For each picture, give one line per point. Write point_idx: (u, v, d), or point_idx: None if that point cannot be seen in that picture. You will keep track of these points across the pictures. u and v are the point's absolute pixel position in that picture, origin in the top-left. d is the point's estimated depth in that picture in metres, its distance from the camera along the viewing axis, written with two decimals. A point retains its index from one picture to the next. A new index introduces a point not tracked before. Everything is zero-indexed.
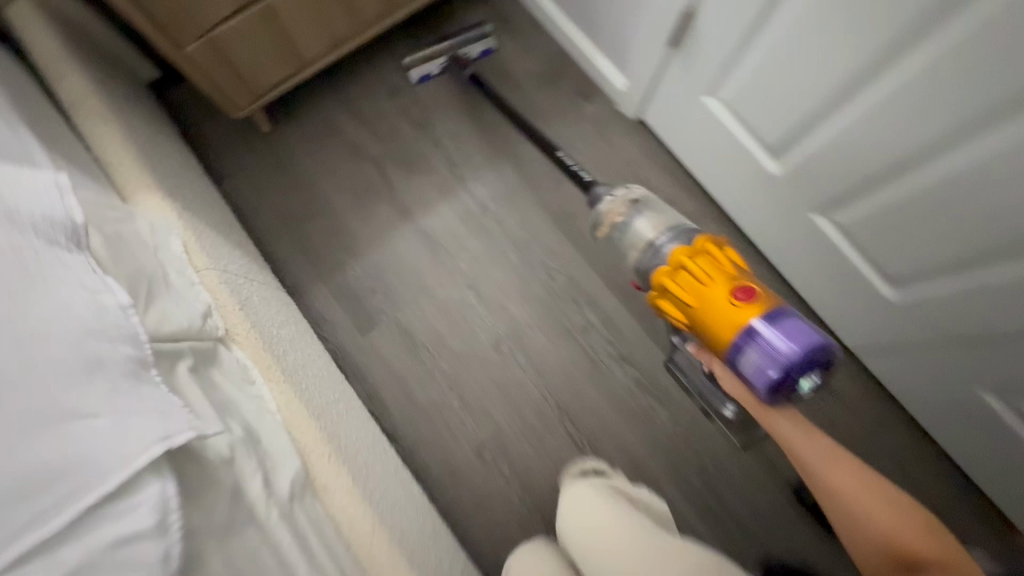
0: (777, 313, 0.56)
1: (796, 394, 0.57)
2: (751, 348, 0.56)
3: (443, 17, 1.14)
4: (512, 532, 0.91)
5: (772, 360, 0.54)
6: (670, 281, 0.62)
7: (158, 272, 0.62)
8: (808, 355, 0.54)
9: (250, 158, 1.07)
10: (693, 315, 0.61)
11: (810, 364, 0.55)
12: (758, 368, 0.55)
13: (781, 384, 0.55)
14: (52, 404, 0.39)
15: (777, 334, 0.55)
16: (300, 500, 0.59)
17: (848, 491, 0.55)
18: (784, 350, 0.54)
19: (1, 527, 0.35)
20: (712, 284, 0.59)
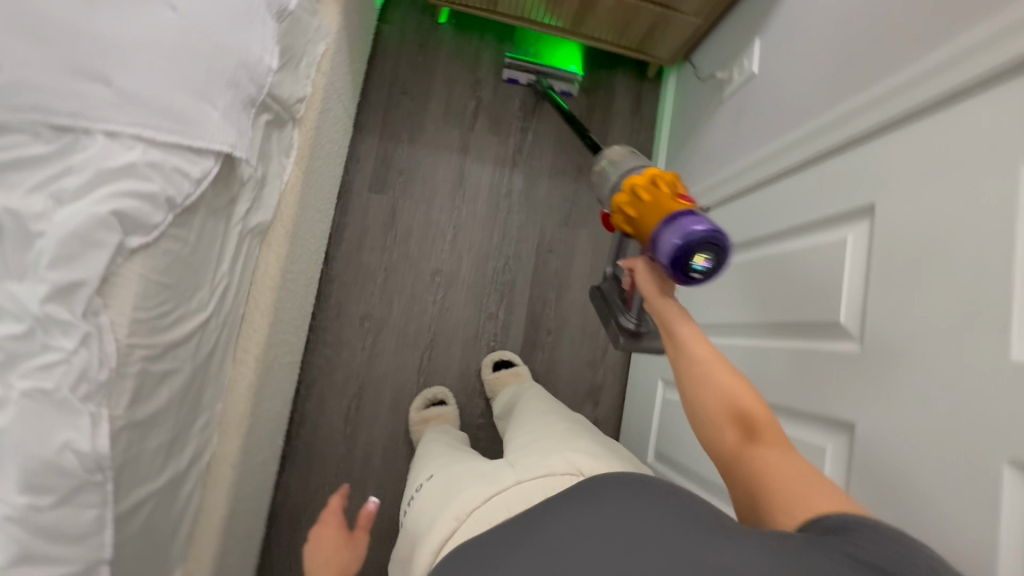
0: (693, 211, 0.60)
1: (690, 273, 0.59)
2: (666, 227, 0.59)
3: (606, 62, 1.39)
4: (338, 374, 1.21)
5: (680, 233, 0.57)
6: (621, 192, 0.67)
7: (301, 54, 0.88)
8: (707, 237, 0.57)
9: (411, 25, 1.33)
10: (634, 222, 0.65)
11: (708, 248, 0.57)
12: (666, 242, 0.58)
13: (683, 256, 0.57)
14: (204, 86, 0.66)
15: (683, 215, 0.58)
16: (254, 235, 0.87)
17: (704, 363, 0.56)
18: (689, 227, 0.57)
19: (144, 119, 0.62)
20: (663, 189, 0.64)
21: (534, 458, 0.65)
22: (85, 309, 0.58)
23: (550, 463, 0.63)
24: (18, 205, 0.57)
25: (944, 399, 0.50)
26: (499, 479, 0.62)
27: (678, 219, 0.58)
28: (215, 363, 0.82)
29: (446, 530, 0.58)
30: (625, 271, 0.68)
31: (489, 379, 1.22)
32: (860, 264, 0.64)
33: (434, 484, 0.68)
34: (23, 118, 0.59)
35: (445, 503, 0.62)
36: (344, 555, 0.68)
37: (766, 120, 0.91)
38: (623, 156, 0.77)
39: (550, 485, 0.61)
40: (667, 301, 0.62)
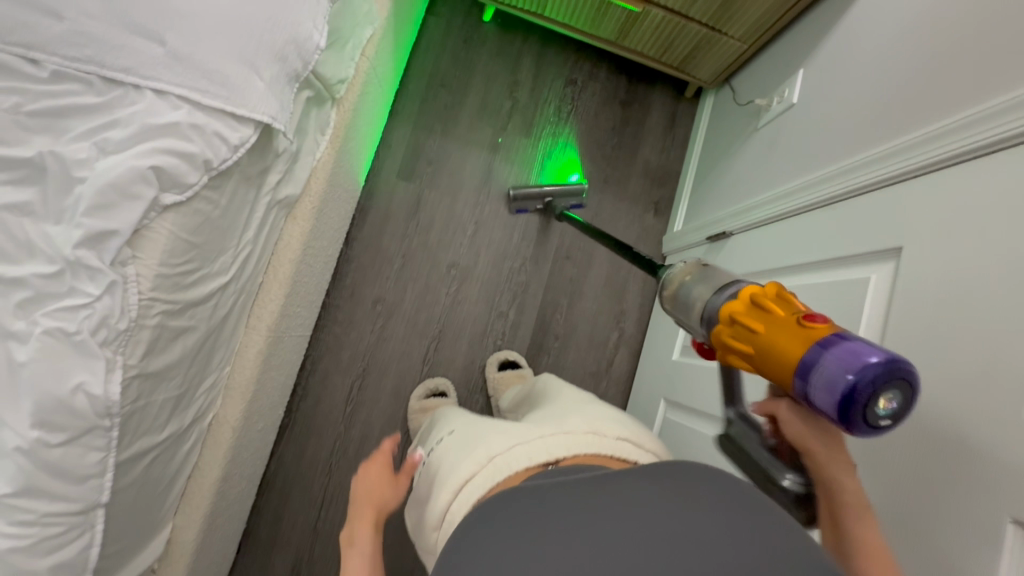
0: (845, 333, 0.44)
1: (872, 419, 0.41)
2: (824, 356, 0.43)
3: (645, 77, 1.39)
4: (344, 354, 1.23)
5: (849, 365, 0.41)
6: (722, 323, 0.52)
7: (348, 36, 0.90)
8: (891, 366, 0.40)
9: (457, 20, 1.34)
10: (756, 353, 0.48)
11: (892, 384, 0.41)
12: (831, 378, 0.42)
13: (864, 397, 0.41)
14: (254, 56, 0.67)
15: (840, 341, 0.43)
16: (281, 207, 0.89)
17: (874, 555, 0.49)
18: (858, 359, 0.41)
19: (193, 81, 0.64)
20: (775, 306, 0.48)
21: (559, 419, 0.64)
22: (114, 259, 0.60)
23: (575, 423, 0.62)
24: (65, 150, 0.60)
25: (955, 451, 0.50)
26: (523, 432, 0.61)
27: (836, 347, 0.43)
28: (229, 327, 0.84)
29: (466, 472, 0.58)
30: (761, 412, 0.55)
31: (493, 378, 1.22)
32: (881, 305, 0.63)
33: (454, 435, 0.68)
34: (78, 68, 0.61)
35: (465, 449, 0.62)
36: (383, 492, 0.65)
37: (802, 151, 0.90)
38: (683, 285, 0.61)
39: (574, 441, 0.60)
40: (847, 474, 0.51)
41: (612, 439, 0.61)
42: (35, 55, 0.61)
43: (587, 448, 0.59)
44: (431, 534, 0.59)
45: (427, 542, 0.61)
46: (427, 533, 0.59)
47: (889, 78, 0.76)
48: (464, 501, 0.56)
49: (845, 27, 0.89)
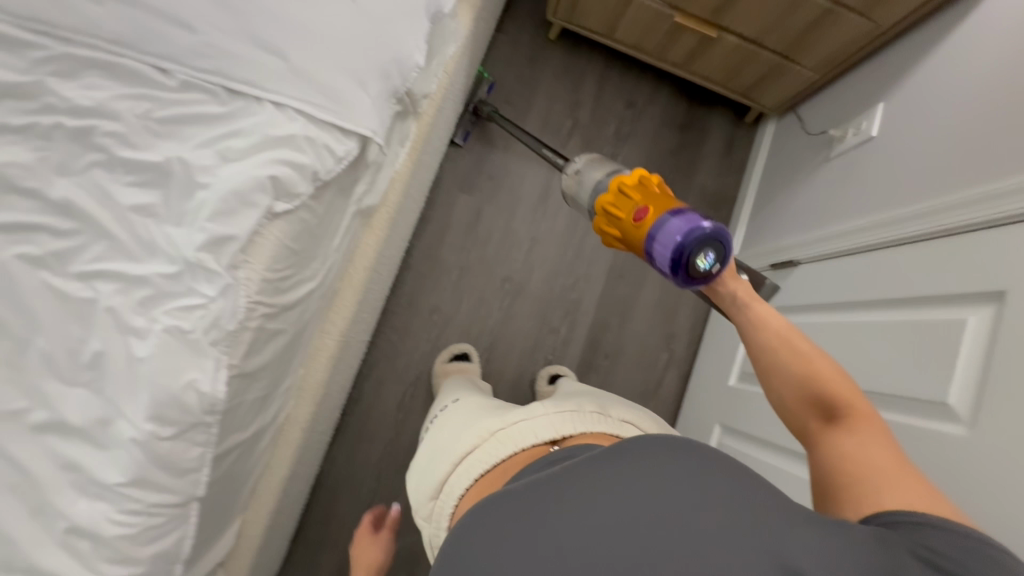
0: (679, 207, 0.60)
1: (696, 273, 0.58)
2: (659, 230, 0.58)
3: (707, 101, 1.40)
4: (398, 360, 1.25)
5: (673, 234, 0.57)
6: (598, 211, 0.67)
7: (437, 55, 0.92)
8: (702, 235, 0.56)
9: (524, 38, 1.37)
10: (619, 230, 0.64)
11: (706, 245, 0.57)
12: (667, 239, 0.57)
13: (688, 250, 0.56)
14: (363, 74, 0.70)
15: (668, 219, 0.58)
16: (362, 216, 0.92)
17: (774, 341, 0.57)
18: (681, 224, 0.57)
19: (308, 96, 0.66)
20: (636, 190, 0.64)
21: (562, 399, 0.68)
22: (229, 262, 0.63)
23: (577, 402, 0.66)
24: (190, 157, 0.63)
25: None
26: (526, 410, 0.65)
27: (664, 224, 0.58)
28: (309, 331, 0.86)
29: (469, 447, 0.64)
30: None
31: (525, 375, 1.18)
32: (980, 348, 0.63)
33: (463, 412, 0.73)
34: (206, 80, 0.64)
35: (471, 425, 0.67)
36: None
37: (883, 186, 0.90)
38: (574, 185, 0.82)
39: (575, 418, 0.64)
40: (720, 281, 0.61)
41: (612, 418, 0.66)
42: (167, 66, 0.64)
43: (588, 426, 0.63)
44: (428, 501, 0.65)
45: (421, 511, 0.68)
46: (423, 503, 0.66)
47: (983, 119, 0.76)
48: (466, 474, 0.62)
49: (933, 64, 0.88)
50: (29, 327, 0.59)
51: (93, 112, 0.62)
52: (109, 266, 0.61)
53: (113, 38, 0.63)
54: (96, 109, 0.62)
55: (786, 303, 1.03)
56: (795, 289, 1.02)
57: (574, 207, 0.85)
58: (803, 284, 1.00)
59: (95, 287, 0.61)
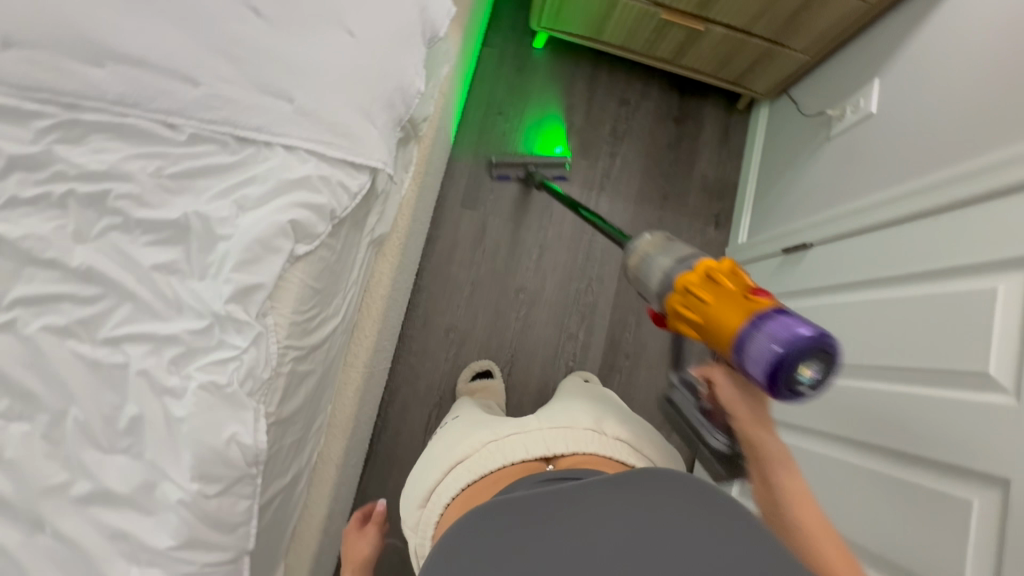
0: (781, 304, 0.46)
1: (795, 389, 0.44)
2: (751, 333, 0.44)
3: (697, 92, 1.40)
4: (420, 384, 1.24)
5: (769, 341, 0.43)
6: (676, 290, 0.53)
7: (433, 77, 0.92)
8: (805, 345, 0.42)
9: (510, 49, 1.37)
10: (696, 326, 0.50)
11: (811, 355, 0.43)
12: (761, 347, 0.44)
13: (790, 364, 0.43)
14: (368, 107, 0.70)
15: (757, 321, 0.45)
16: (375, 245, 0.91)
17: (795, 504, 0.55)
18: (788, 327, 0.43)
19: (317, 134, 0.66)
20: (724, 274, 0.50)
21: (559, 411, 0.66)
22: (258, 310, 0.63)
23: (574, 416, 0.64)
24: (208, 210, 0.62)
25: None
26: (522, 422, 0.63)
27: (753, 328, 0.45)
28: (336, 367, 0.85)
29: (461, 456, 0.61)
30: (698, 377, 0.55)
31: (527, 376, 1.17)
32: (1015, 314, 0.63)
33: (463, 420, 0.71)
34: (214, 130, 0.64)
35: (468, 433, 0.65)
36: (361, 547, 0.77)
37: (889, 161, 0.90)
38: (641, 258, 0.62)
39: (570, 436, 0.61)
40: (759, 436, 0.53)
41: (607, 436, 0.63)
42: (173, 120, 0.64)
43: (583, 446, 0.61)
44: (416, 511, 0.62)
45: (406, 520, 0.65)
46: (410, 512, 0.64)
47: (986, 86, 0.76)
48: (453, 483, 0.60)
49: (926, 36, 0.89)
50: (63, 398, 0.58)
51: (104, 175, 0.62)
52: (137, 328, 0.60)
53: (117, 98, 0.63)
54: (107, 171, 0.62)
55: (804, 286, 1.03)
56: (811, 271, 1.02)
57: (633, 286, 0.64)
58: (819, 265, 1.00)
59: (125, 350, 0.60)
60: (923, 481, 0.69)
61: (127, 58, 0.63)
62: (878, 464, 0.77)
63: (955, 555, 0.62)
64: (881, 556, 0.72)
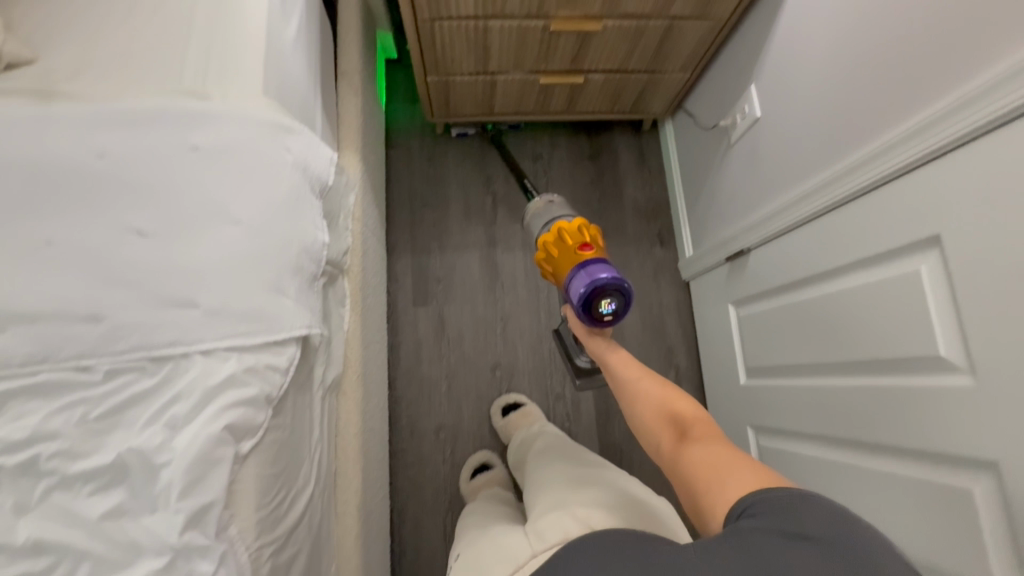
0: (597, 259, 0.76)
1: (598, 313, 0.75)
2: (575, 277, 0.75)
3: (601, 128, 1.45)
4: (426, 493, 1.21)
5: (585, 283, 0.73)
6: (539, 248, 0.85)
7: (340, 214, 0.94)
8: (607, 283, 0.73)
9: (417, 143, 1.41)
10: (549, 266, 0.83)
11: (609, 292, 0.73)
12: (576, 289, 0.74)
13: (594, 298, 0.73)
14: (275, 283, 0.71)
15: (585, 269, 0.74)
16: (332, 391, 0.90)
17: (632, 376, 0.71)
18: (593, 276, 0.73)
19: (232, 330, 0.66)
20: (574, 235, 0.80)
21: (547, 522, 0.67)
22: (217, 527, 0.61)
23: (563, 528, 0.64)
24: (139, 443, 0.61)
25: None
26: (514, 557, 0.64)
27: (582, 272, 0.74)
28: (324, 529, 0.83)
29: None
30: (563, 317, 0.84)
31: (500, 426, 1.21)
32: (944, 293, 0.64)
33: (467, 556, 0.72)
34: (128, 360, 0.64)
35: None
36: None
37: (787, 158, 0.93)
38: (533, 219, 0.94)
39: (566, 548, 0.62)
40: (598, 341, 0.78)
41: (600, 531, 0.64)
42: (86, 362, 0.63)
43: None
44: None
45: None
46: None
47: (845, 77, 0.80)
48: None
49: (777, 40, 0.94)
50: None
51: (29, 441, 0.60)
52: None
53: (27, 359, 0.63)
54: (31, 436, 0.60)
55: (754, 290, 1.04)
56: (756, 275, 1.03)
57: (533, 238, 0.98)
58: (761, 268, 1.01)
59: None
60: (920, 472, 0.68)
61: (29, 317, 0.63)
62: (875, 461, 0.75)
63: (975, 549, 0.60)
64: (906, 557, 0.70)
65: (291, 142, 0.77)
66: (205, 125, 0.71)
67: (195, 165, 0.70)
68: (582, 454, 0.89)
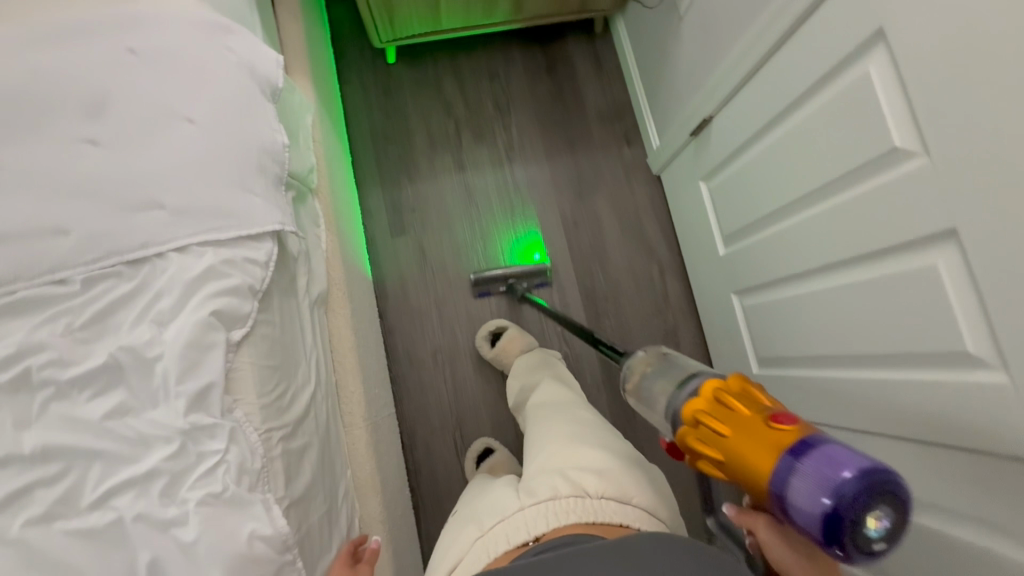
0: (812, 438, 0.44)
1: (865, 541, 0.41)
2: (792, 480, 0.43)
3: (554, 36, 1.43)
4: (433, 413, 1.24)
5: (822, 489, 0.40)
6: (688, 428, 0.53)
7: (296, 132, 0.93)
8: (867, 483, 0.40)
9: (370, 76, 1.38)
10: (724, 467, 0.49)
11: (875, 500, 0.40)
12: (807, 505, 0.42)
13: (853, 524, 0.40)
14: (242, 181, 0.70)
15: (808, 459, 0.42)
16: (319, 306, 0.91)
17: None
18: (832, 476, 0.40)
19: (205, 225, 0.66)
20: (741, 409, 0.49)
21: (538, 480, 0.67)
22: (221, 409, 0.63)
23: (553, 486, 0.65)
24: (129, 340, 0.61)
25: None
26: (503, 507, 0.66)
27: (806, 467, 0.42)
28: (334, 431, 0.84)
29: (454, 562, 0.64)
30: (746, 527, 0.54)
31: (492, 356, 1.22)
32: (891, 83, 0.65)
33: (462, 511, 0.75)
34: (103, 266, 0.63)
35: (460, 531, 0.68)
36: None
37: (730, 14, 0.93)
38: (642, 377, 0.68)
39: (555, 508, 0.63)
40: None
41: (591, 498, 0.64)
42: (62, 274, 0.62)
43: (567, 517, 0.62)
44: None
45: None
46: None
47: None
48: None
49: None
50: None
51: (17, 355, 0.59)
52: (114, 481, 0.58)
53: None
54: (18, 351, 0.59)
55: (720, 157, 1.05)
56: (720, 141, 1.04)
57: (639, 406, 0.68)
58: (723, 132, 1.02)
59: (115, 505, 0.58)
60: (887, 268, 0.71)
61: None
62: (846, 276, 0.79)
63: (945, 318, 0.64)
64: (886, 354, 0.74)
65: (234, 44, 0.75)
66: (138, 29, 0.69)
67: (136, 72, 0.68)
68: (582, 408, 0.87)
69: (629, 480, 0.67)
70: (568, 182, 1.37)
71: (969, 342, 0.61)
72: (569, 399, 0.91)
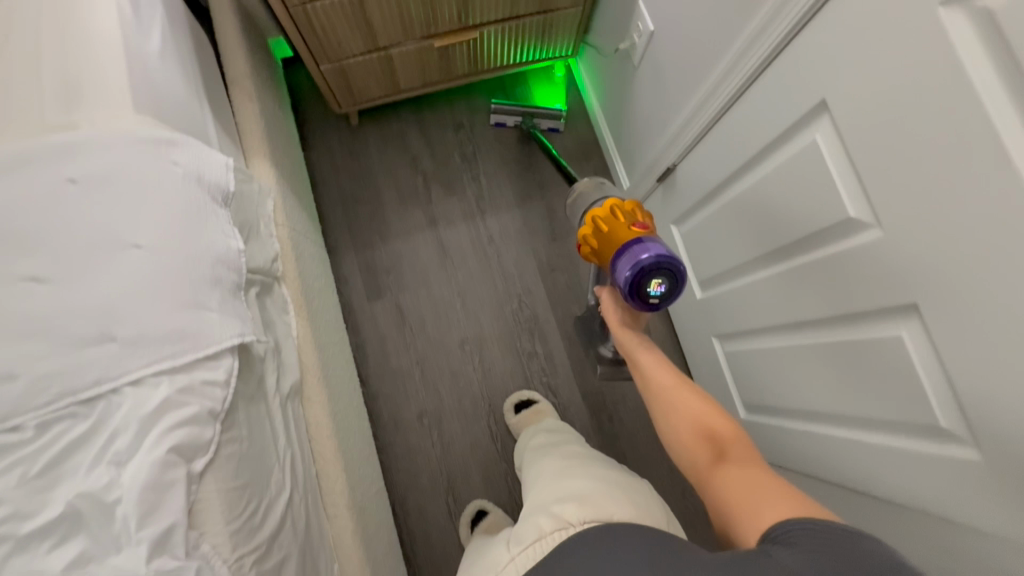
0: (644, 238, 0.74)
1: (646, 297, 0.74)
2: (620, 259, 0.74)
3: (517, 82, 1.43)
4: (423, 479, 1.22)
5: (632, 262, 0.72)
6: (586, 223, 0.82)
7: (256, 224, 0.92)
8: (655, 262, 0.71)
9: (336, 138, 1.38)
10: (596, 249, 0.81)
11: (659, 273, 0.72)
12: (622, 272, 0.73)
13: (641, 280, 0.72)
14: (195, 298, 0.69)
15: (631, 247, 0.73)
16: (292, 400, 0.90)
17: (665, 386, 0.71)
18: (638, 256, 0.72)
19: (158, 354, 0.65)
20: (620, 219, 0.78)
21: (526, 525, 0.66)
22: (186, 548, 0.61)
23: (537, 525, 0.63)
24: (87, 486, 0.60)
25: (999, 240, 0.49)
26: (497, 564, 0.65)
27: (627, 253, 0.74)
28: (314, 531, 0.82)
29: None
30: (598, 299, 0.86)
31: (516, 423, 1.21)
32: (841, 155, 0.65)
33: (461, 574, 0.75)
34: (57, 409, 0.62)
35: None
36: None
37: (681, 67, 0.93)
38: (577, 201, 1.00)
39: (541, 547, 0.61)
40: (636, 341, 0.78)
41: (575, 526, 0.61)
42: (14, 422, 0.61)
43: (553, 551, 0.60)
44: None
45: None
46: None
47: None
48: None
49: None
50: None
51: None
52: None
53: None
54: None
55: (687, 203, 1.05)
56: (686, 188, 1.03)
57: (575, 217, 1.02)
58: (688, 180, 1.02)
59: None
60: (856, 334, 0.70)
61: None
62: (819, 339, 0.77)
63: (918, 391, 0.62)
64: (866, 418, 0.72)
65: (178, 154, 0.74)
66: (78, 155, 0.68)
67: (78, 200, 0.67)
68: (579, 451, 0.84)
69: (613, 499, 0.65)
70: (541, 228, 1.36)
71: (940, 416, 0.60)
72: (564, 444, 0.89)
